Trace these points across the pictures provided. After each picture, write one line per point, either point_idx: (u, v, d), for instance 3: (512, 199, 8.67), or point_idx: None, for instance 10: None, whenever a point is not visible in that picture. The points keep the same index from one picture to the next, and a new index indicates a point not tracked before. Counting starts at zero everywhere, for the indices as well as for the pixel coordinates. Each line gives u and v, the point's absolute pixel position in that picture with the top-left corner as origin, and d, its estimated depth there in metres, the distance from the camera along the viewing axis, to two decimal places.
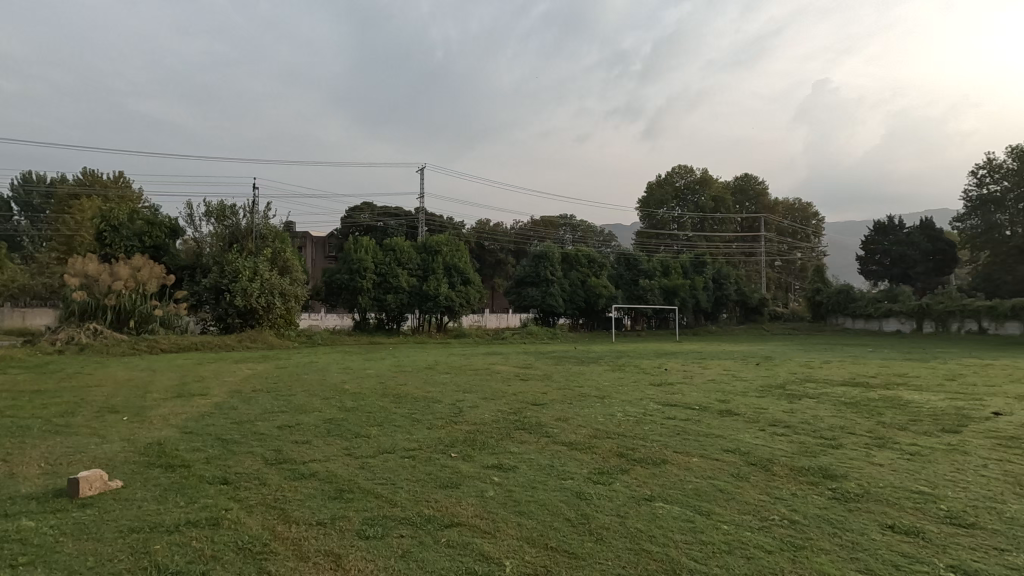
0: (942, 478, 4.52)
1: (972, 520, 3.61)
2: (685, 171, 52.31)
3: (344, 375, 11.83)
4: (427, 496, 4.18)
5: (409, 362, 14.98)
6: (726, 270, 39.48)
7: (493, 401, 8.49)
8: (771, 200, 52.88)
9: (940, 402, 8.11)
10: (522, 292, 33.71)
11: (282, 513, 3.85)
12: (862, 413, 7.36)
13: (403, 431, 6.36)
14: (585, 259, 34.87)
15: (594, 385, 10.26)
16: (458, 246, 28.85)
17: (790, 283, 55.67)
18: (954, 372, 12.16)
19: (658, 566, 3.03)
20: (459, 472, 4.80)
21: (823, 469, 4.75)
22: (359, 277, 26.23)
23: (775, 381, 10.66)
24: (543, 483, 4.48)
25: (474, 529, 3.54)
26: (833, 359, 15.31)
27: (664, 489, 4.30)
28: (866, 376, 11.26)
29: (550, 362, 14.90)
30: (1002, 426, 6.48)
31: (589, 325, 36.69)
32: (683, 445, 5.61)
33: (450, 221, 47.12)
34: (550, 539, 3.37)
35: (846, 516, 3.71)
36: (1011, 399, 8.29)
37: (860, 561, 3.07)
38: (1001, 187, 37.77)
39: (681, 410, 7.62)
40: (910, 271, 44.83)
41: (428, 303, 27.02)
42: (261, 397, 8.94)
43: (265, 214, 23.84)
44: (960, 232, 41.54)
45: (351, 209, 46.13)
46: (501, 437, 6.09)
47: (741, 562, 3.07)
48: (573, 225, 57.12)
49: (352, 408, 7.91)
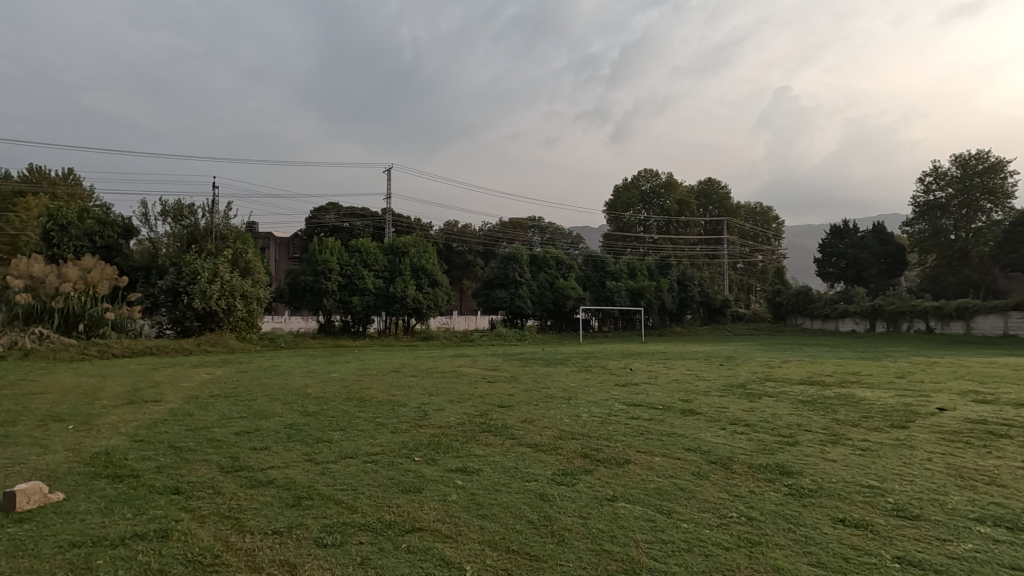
0: (889, 471, 4.71)
1: (917, 512, 3.77)
2: (651, 174, 53.09)
3: (307, 380, 11.57)
4: (388, 501, 4.11)
5: (374, 365, 14.77)
6: (691, 272, 40.36)
7: (458, 403, 8.45)
8: (734, 203, 54.27)
9: (889, 399, 8.46)
10: (491, 294, 33.67)
11: (236, 522, 3.73)
12: (818, 411, 7.60)
13: (367, 436, 6.25)
14: (553, 261, 35.09)
15: (562, 386, 10.32)
16: (425, 248, 28.59)
17: (751, 284, 57.26)
18: (905, 370, 12.65)
19: (618, 566, 3.05)
20: (422, 476, 4.74)
21: (780, 466, 4.89)
22: (324, 278, 25.78)
23: (736, 381, 10.87)
24: (507, 485, 4.47)
25: (435, 534, 3.50)
26: (793, 359, 15.70)
27: (625, 489, 4.34)
28: (822, 375, 11.62)
29: (518, 364, 14.89)
30: (946, 421, 6.80)
31: (557, 326, 36.86)
32: (646, 444, 5.69)
33: (418, 222, 46.83)
34: (512, 542, 3.36)
35: (800, 511, 3.82)
36: (956, 396, 8.68)
37: (812, 554, 3.16)
38: (946, 194, 39.75)
39: (645, 410, 7.71)
40: (864, 273, 46.60)
41: (395, 305, 26.66)
42: (219, 402, 8.67)
43: (226, 214, 23.12)
44: (909, 236, 43.38)
45: (317, 209, 45.35)
46: (466, 440, 6.06)
47: (699, 559, 3.11)
48: (542, 227, 57.54)
49: (315, 413, 7.74)
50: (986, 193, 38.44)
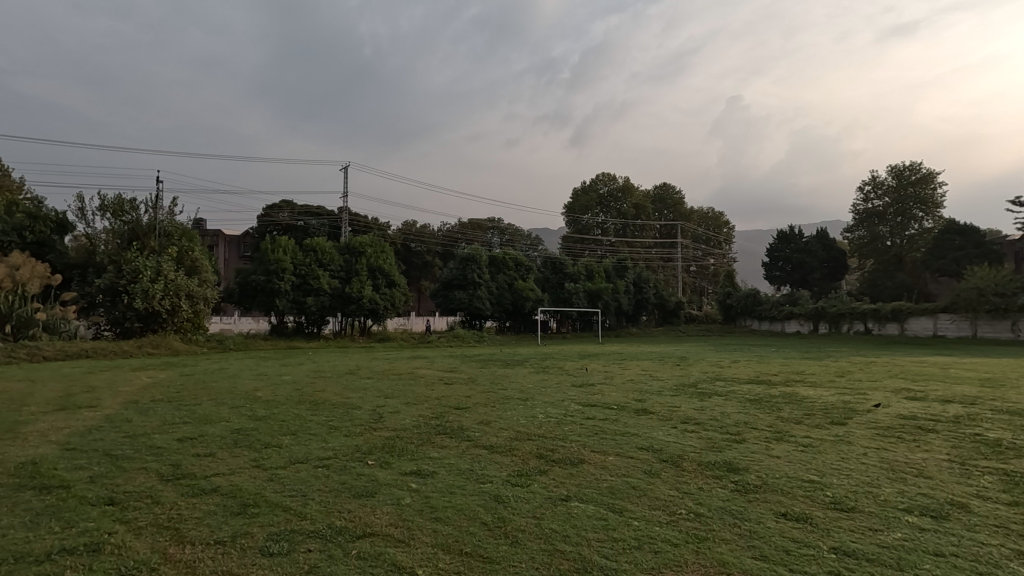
0: (829, 466, 4.94)
1: (853, 504, 3.96)
2: (608, 178, 54.03)
3: (257, 382, 11.21)
4: (339, 506, 4.02)
5: (329, 367, 14.44)
6: (646, 274, 41.32)
7: (414, 406, 8.34)
8: (687, 208, 55.83)
9: (830, 397, 8.87)
10: (449, 295, 33.43)
11: (176, 533, 3.56)
12: (763, 408, 7.90)
13: (318, 440, 6.09)
14: (512, 262, 35.13)
15: (518, 387, 10.35)
16: (382, 248, 28.16)
17: (703, 287, 59.22)
18: (844, 369, 13.29)
19: (569, 565, 3.08)
20: (375, 480, 4.66)
21: (727, 463, 5.05)
22: (276, 278, 25.01)
23: (687, 380, 11.18)
24: (461, 487, 4.44)
25: (387, 539, 3.44)
26: (741, 360, 16.25)
27: (579, 488, 4.39)
28: (768, 374, 12.09)
29: (475, 365, 14.84)
30: (880, 417, 7.18)
31: (516, 328, 36.94)
32: (600, 445, 5.76)
33: (375, 222, 46.18)
34: (465, 545, 3.34)
35: (746, 507, 3.95)
36: (889, 394, 9.19)
37: (755, 548, 3.27)
38: (883, 202, 42.09)
39: (600, 410, 7.82)
40: (808, 276, 48.80)
41: (351, 306, 26.08)
42: (161, 407, 8.27)
43: (170, 210, 22.02)
44: (849, 242, 45.70)
45: (269, 207, 44.01)
46: (421, 443, 5.98)
47: (648, 556, 3.17)
48: (500, 228, 57.68)
49: (264, 417, 7.48)
50: (918, 203, 40.95)
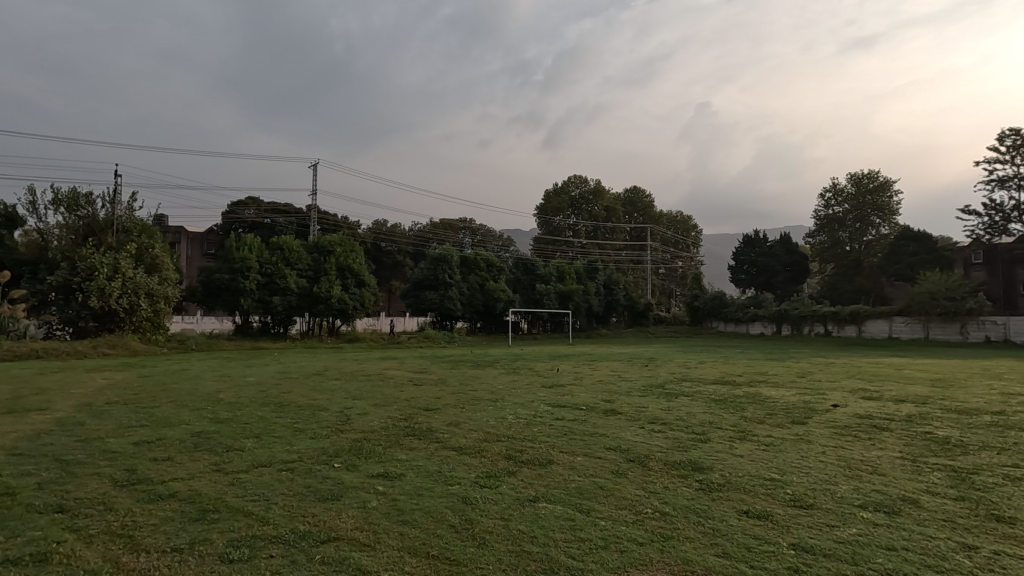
0: (789, 465, 5.08)
1: (811, 502, 4.08)
2: (580, 180, 54.53)
3: (220, 384, 10.91)
4: (304, 511, 3.93)
5: (295, 368, 14.16)
6: (616, 276, 41.83)
7: (383, 407, 8.24)
8: (657, 211, 56.74)
9: (791, 397, 9.14)
10: (420, 295, 33.18)
11: (130, 541, 3.43)
12: (728, 408, 8.09)
13: (283, 443, 5.96)
14: (484, 263, 35.08)
15: (488, 388, 10.34)
16: (352, 247, 27.77)
17: (672, 289, 60.26)
18: (805, 370, 13.70)
19: (536, 566, 3.08)
20: (342, 483, 4.58)
21: (692, 462, 5.15)
22: (241, 277, 24.41)
23: (656, 381, 11.36)
24: (429, 490, 4.41)
25: (352, 543, 3.38)
26: (708, 360, 16.62)
27: (547, 489, 4.41)
28: (733, 375, 12.38)
29: (446, 366, 14.77)
30: (838, 417, 7.42)
31: (487, 328, 36.89)
32: (569, 445, 5.80)
33: (345, 221, 45.51)
34: (432, 547, 3.31)
35: (710, 505, 4.03)
36: (847, 394, 9.52)
37: (718, 546, 3.34)
38: (843, 209, 43.69)
39: (569, 411, 7.87)
40: (772, 279, 50.23)
41: (319, 305, 25.61)
42: (117, 410, 7.97)
43: (129, 206, 21.26)
44: (811, 247, 47.24)
45: (235, 204, 42.93)
46: (389, 445, 5.91)
47: (615, 556, 3.21)
48: (472, 229, 57.58)
49: (226, 420, 7.26)
50: (876, 210, 42.70)
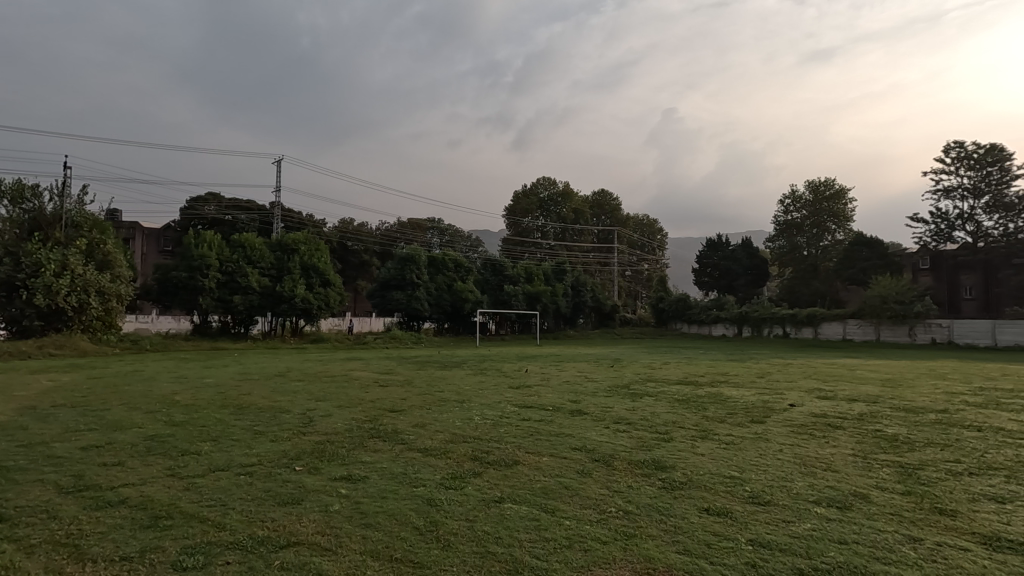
0: (748, 462, 5.23)
1: (769, 498, 4.20)
2: (549, 183, 54.89)
3: (176, 385, 10.53)
4: (263, 515, 3.83)
5: (256, 369, 13.76)
6: (584, 278, 42.22)
7: (347, 409, 8.09)
8: (624, 214, 57.54)
9: (751, 397, 9.40)
10: (387, 295, 32.79)
11: (75, 550, 3.27)
12: (691, 408, 8.26)
13: (242, 446, 5.79)
14: (452, 263, 34.90)
15: (455, 389, 10.28)
16: (317, 246, 27.22)
17: (638, 291, 61.20)
18: (764, 371, 14.13)
19: (500, 566, 3.08)
20: (303, 486, 4.48)
21: (656, 461, 5.24)
22: (200, 275, 23.62)
23: (622, 382, 11.51)
24: (394, 492, 4.35)
25: (313, 547, 3.31)
26: (672, 361, 17.00)
27: (513, 489, 4.42)
28: (696, 375, 12.66)
29: (412, 367, 14.62)
30: (796, 416, 7.66)
31: (455, 329, 36.71)
32: (535, 445, 5.82)
33: (310, 219, 44.59)
34: (395, 550, 3.27)
35: (671, 503, 4.11)
36: (804, 393, 9.85)
37: (679, 543, 3.40)
38: (801, 214, 45.33)
39: (536, 411, 7.90)
40: (734, 282, 51.62)
41: (282, 305, 25.00)
42: (64, 413, 7.60)
43: (80, 199, 20.34)
44: (771, 251, 48.80)
45: (194, 200, 41.55)
46: (352, 447, 5.81)
47: (579, 554, 3.23)
48: (440, 229, 57.23)
49: (182, 423, 7.00)
50: (832, 216, 44.46)
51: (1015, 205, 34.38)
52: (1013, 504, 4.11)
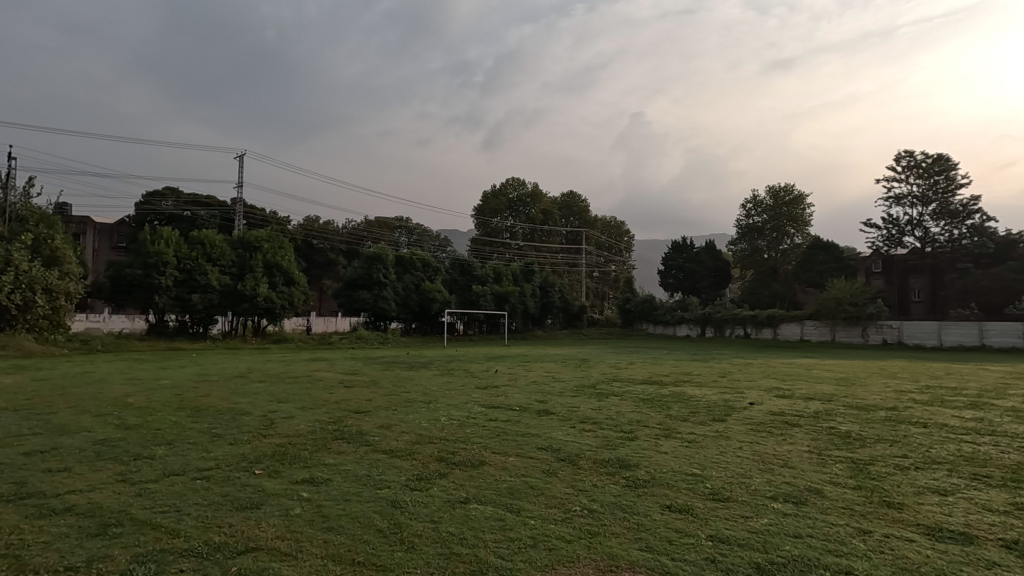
0: (708, 460, 5.35)
1: (728, 495, 4.31)
2: (518, 183, 55.02)
3: (129, 387, 10.11)
4: (220, 521, 3.71)
5: (216, 370, 13.35)
6: (552, 278, 42.48)
7: (310, 410, 7.92)
8: (592, 216, 58.14)
9: (713, 396, 9.62)
10: (353, 294, 32.30)
11: (15, 561, 3.10)
12: (655, 407, 8.42)
13: (199, 450, 5.60)
14: (420, 263, 34.60)
15: (422, 390, 10.19)
16: (281, 244, 26.58)
17: (605, 291, 61.94)
18: (726, 370, 14.50)
19: (465, 567, 3.07)
20: (263, 491, 4.36)
21: (620, 460, 5.31)
22: (156, 272, 22.74)
23: (588, 382, 11.61)
24: (357, 494, 4.27)
25: (273, 553, 3.23)
26: (637, 360, 17.29)
27: (479, 490, 4.40)
28: (660, 375, 12.90)
29: (378, 368, 14.42)
30: (755, 414, 7.90)
31: (422, 329, 36.45)
32: (501, 445, 5.82)
33: (273, 216, 43.54)
34: (358, 554, 3.21)
35: (635, 501, 4.17)
36: (764, 392, 10.14)
37: (642, 540, 3.46)
38: (762, 218, 46.72)
39: (503, 412, 7.91)
40: (698, 284, 52.79)
41: (243, 304, 24.34)
42: (5, 417, 7.21)
43: (26, 191, 19.36)
44: (733, 253, 50.13)
45: (150, 194, 40.02)
46: (315, 449, 5.68)
47: (543, 554, 3.24)
48: (408, 228, 56.70)
49: (135, 426, 6.72)
50: (791, 220, 45.96)
51: (959, 212, 36.23)
52: (955, 496, 4.32)
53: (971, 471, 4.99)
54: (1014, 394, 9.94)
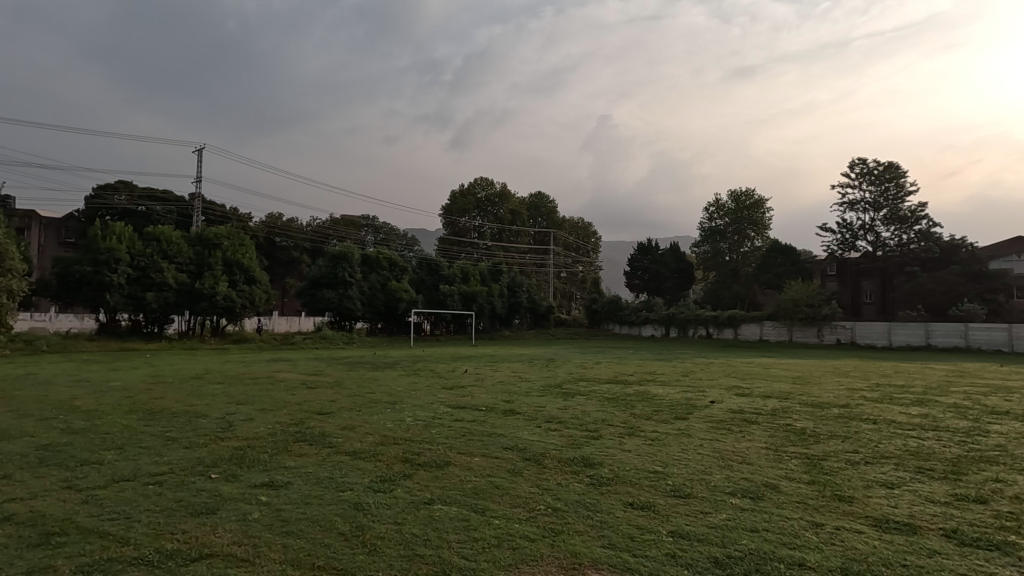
0: (670, 457, 5.46)
1: (689, 491, 4.40)
2: (486, 183, 54.96)
3: (77, 389, 9.66)
4: (172, 528, 3.58)
5: (171, 371, 12.90)
6: (519, 279, 42.59)
7: (271, 412, 7.72)
8: (559, 217, 58.58)
9: (676, 394, 9.83)
10: (317, 294, 31.67)
11: None
12: (620, 406, 8.54)
13: (151, 454, 5.39)
14: (387, 262, 34.17)
15: (387, 390, 10.06)
16: (241, 241, 25.82)
17: (572, 292, 62.52)
18: (688, 369, 14.83)
19: (427, 568, 3.05)
20: (219, 495, 4.23)
21: (584, 458, 5.36)
22: (107, 269, 21.73)
23: (554, 381, 11.67)
24: (318, 497, 4.18)
25: (229, 559, 3.13)
26: (603, 360, 17.54)
27: (443, 490, 4.37)
28: (626, 374, 13.10)
29: (343, 368, 14.19)
30: (716, 412, 8.10)
31: (388, 329, 36.07)
32: (467, 446, 5.80)
33: (234, 213, 42.31)
34: (317, 558, 3.15)
35: (598, 499, 4.22)
36: (724, 391, 10.41)
37: (605, 537, 3.50)
38: (724, 222, 48.07)
39: (469, 412, 7.89)
40: (662, 285, 53.82)
41: (201, 303, 23.57)
42: None
43: None
44: (697, 255, 51.34)
45: (101, 188, 38.34)
46: (275, 452, 5.55)
47: (506, 553, 3.24)
48: (375, 227, 55.94)
49: (82, 430, 6.43)
50: (751, 224, 47.37)
51: (908, 217, 37.95)
52: (901, 489, 4.53)
53: (916, 465, 5.25)
54: (955, 392, 10.47)
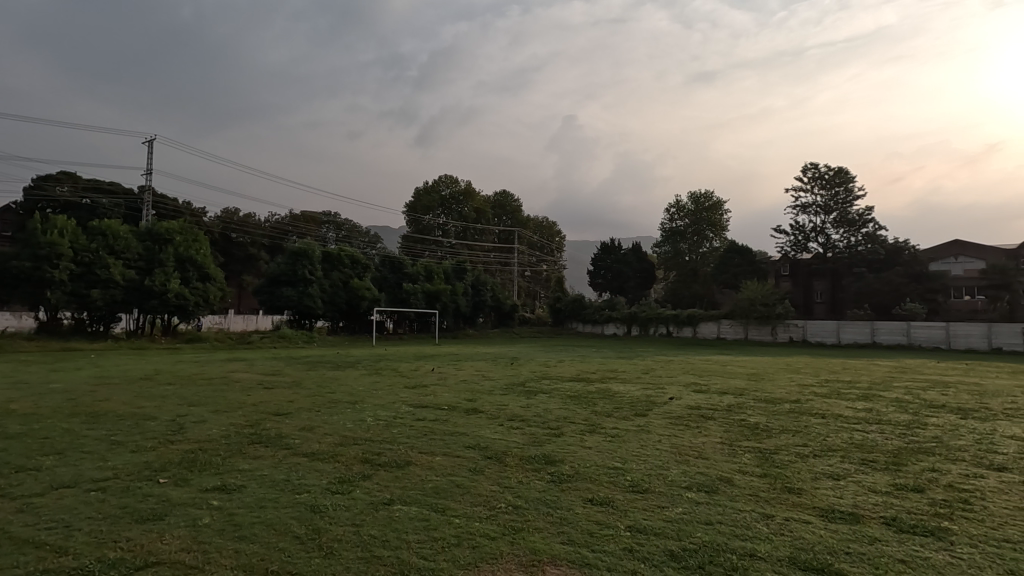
0: (630, 453, 5.56)
1: (647, 486, 4.49)
2: (451, 181, 54.63)
3: (13, 392, 9.12)
4: (116, 535, 3.42)
5: (117, 372, 12.33)
6: (484, 277, 42.48)
7: (224, 414, 7.47)
8: (524, 216, 58.77)
9: (636, 391, 10.01)
10: (275, 292, 30.81)
11: None
12: (581, 404, 8.62)
13: (94, 459, 5.14)
14: (348, 259, 33.54)
15: (348, 390, 9.86)
16: (194, 236, 24.83)
17: (536, 291, 62.84)
18: (648, 367, 15.11)
19: (385, 569, 3.01)
20: (168, 500, 4.06)
21: (545, 456, 5.39)
22: (47, 265, 20.55)
23: (517, 380, 11.70)
24: (274, 500, 4.08)
25: (177, 566, 3.02)
26: (566, 359, 17.66)
27: (403, 491, 4.32)
28: (588, 372, 13.25)
29: (302, 368, 13.85)
30: (674, 408, 8.28)
31: (350, 328, 35.43)
32: (428, 446, 5.74)
33: (187, 207, 40.73)
34: (272, 562, 3.07)
35: (559, 496, 4.25)
36: (683, 388, 10.65)
37: (564, 533, 3.53)
38: (684, 223, 49.24)
39: (431, 411, 7.81)
40: (625, 284, 54.67)
41: (151, 301, 22.60)
42: None
43: None
44: (658, 255, 52.36)
45: (41, 178, 36.29)
46: (229, 455, 5.38)
47: (466, 552, 3.24)
48: (336, 224, 54.84)
49: (18, 435, 6.06)
50: (710, 225, 48.66)
51: (857, 221, 39.64)
52: (846, 480, 4.73)
53: (860, 457, 5.50)
54: (898, 387, 11.01)
